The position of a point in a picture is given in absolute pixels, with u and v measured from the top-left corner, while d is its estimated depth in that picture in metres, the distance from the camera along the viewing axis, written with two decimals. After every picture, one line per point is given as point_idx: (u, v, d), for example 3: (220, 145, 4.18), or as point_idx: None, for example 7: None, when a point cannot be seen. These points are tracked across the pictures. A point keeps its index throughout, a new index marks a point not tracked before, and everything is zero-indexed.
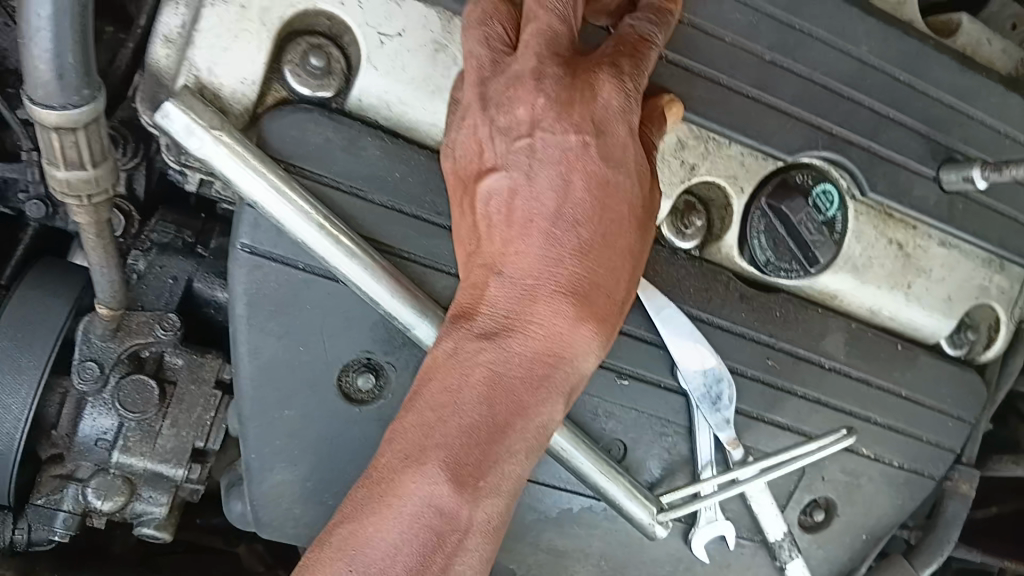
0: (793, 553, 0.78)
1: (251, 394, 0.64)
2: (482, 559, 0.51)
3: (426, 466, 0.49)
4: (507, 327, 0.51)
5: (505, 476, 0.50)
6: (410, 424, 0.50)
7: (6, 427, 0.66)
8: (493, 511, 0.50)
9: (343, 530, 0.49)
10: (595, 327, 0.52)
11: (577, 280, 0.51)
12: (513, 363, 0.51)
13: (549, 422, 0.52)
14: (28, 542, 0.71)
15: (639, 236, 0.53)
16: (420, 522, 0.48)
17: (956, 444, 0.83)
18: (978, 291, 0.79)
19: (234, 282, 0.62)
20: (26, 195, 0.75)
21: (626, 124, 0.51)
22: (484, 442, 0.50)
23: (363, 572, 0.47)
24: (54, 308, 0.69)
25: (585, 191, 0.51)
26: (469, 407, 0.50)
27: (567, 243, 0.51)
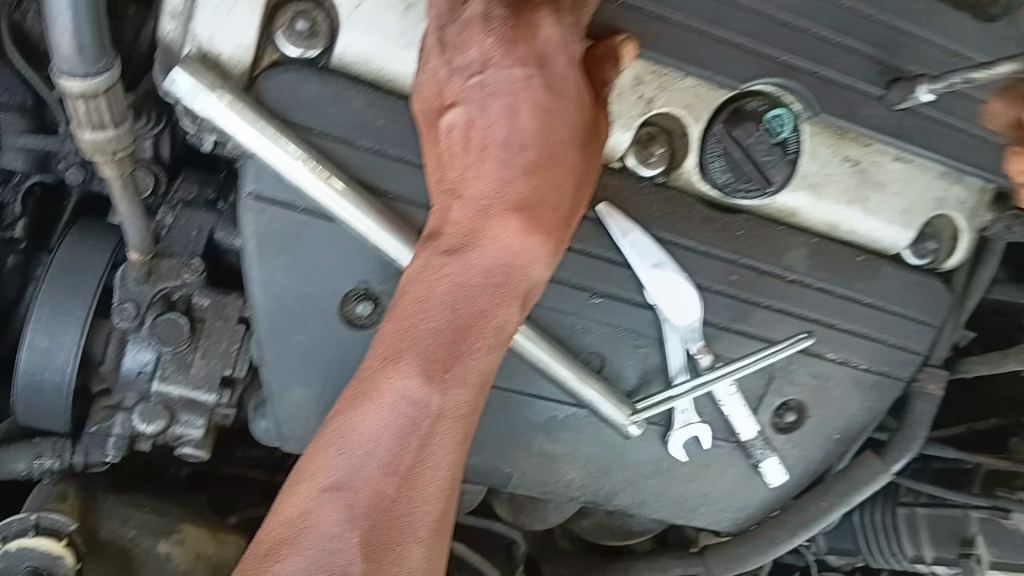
0: (766, 452, 0.87)
1: (269, 322, 0.73)
2: (456, 442, 0.59)
3: (400, 364, 0.58)
4: (467, 243, 0.59)
5: (470, 370, 0.59)
6: (388, 332, 0.60)
7: (61, 360, 0.76)
8: (462, 402, 0.59)
9: (336, 422, 0.59)
10: (543, 239, 0.60)
11: (524, 197, 0.59)
12: (471, 274, 0.59)
13: (508, 323, 0.61)
14: (86, 464, 0.81)
15: (582, 155, 0.61)
16: (397, 410, 0.57)
17: (922, 347, 0.89)
18: (935, 202, 0.85)
19: (246, 226, 0.71)
20: (65, 163, 0.88)
21: (566, 57, 0.60)
22: (449, 342, 0.58)
23: (351, 453, 0.57)
24: (94, 262, 0.79)
25: (530, 119, 0.59)
26: (435, 314, 0.59)
27: (514, 165, 0.59)
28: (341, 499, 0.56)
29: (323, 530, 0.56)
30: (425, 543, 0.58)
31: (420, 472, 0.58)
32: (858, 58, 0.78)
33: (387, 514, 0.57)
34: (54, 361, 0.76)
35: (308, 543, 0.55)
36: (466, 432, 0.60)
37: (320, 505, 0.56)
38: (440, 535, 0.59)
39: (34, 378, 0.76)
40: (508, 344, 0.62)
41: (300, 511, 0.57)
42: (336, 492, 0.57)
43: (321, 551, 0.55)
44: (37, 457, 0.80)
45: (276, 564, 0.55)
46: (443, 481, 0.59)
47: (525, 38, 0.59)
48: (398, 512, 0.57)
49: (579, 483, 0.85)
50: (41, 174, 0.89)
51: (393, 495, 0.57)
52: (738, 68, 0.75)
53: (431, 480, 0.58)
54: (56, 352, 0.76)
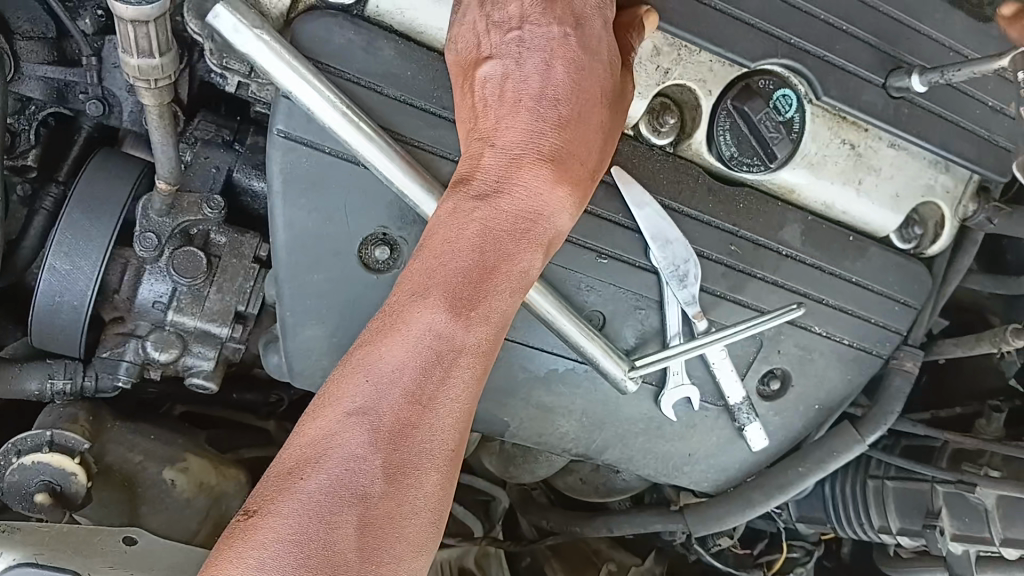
0: (751, 417, 0.91)
1: (286, 260, 0.75)
2: (474, 375, 0.63)
3: (429, 298, 0.61)
4: (498, 189, 0.63)
5: (495, 308, 0.63)
6: (417, 269, 0.63)
7: (81, 285, 0.78)
8: (483, 338, 0.62)
9: (362, 350, 0.61)
10: (569, 189, 0.64)
11: (555, 149, 0.63)
12: (499, 219, 0.63)
13: (532, 268, 0.64)
14: (95, 389, 0.82)
15: (609, 116, 0.66)
16: (422, 341, 0.60)
17: (902, 326, 0.94)
18: (924, 189, 0.89)
19: (272, 164, 0.73)
20: (85, 96, 0.88)
21: (601, 18, 0.65)
22: (476, 280, 0.62)
23: (376, 380, 0.60)
24: (117, 189, 0.80)
25: (564, 74, 0.63)
26: (464, 254, 0.62)
27: (547, 117, 0.63)
28: (366, 422, 0.59)
29: (347, 451, 0.58)
30: (441, 469, 0.61)
31: (441, 403, 0.61)
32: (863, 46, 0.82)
33: (408, 440, 0.59)
34: (73, 286, 0.78)
35: (331, 462, 0.58)
36: (483, 368, 0.63)
37: (345, 428, 0.59)
38: (452, 463, 0.62)
39: (53, 302, 0.78)
40: (530, 288, 0.65)
41: (324, 433, 0.59)
42: (360, 416, 0.59)
43: (344, 471, 0.58)
44: (49, 378, 0.80)
45: (301, 481, 0.58)
46: (460, 412, 0.62)
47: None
48: (418, 438, 0.60)
49: (571, 437, 0.89)
50: (58, 106, 0.88)
51: (415, 422, 0.60)
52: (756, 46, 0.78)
53: (452, 410, 0.61)
54: (76, 277, 0.78)
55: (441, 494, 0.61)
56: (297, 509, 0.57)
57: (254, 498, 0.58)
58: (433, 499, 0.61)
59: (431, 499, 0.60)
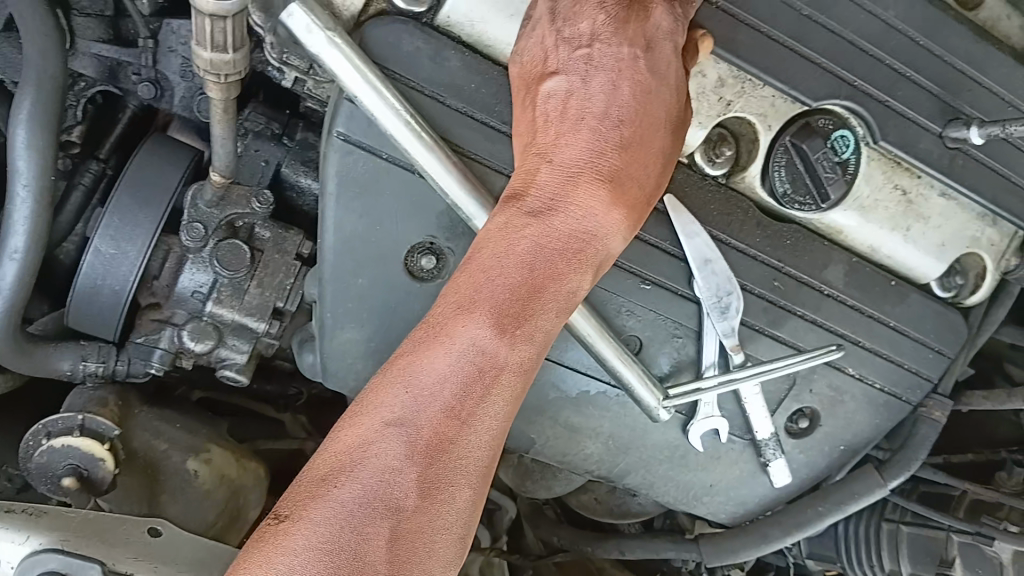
0: (776, 453, 0.91)
1: (333, 262, 0.75)
2: (513, 394, 0.61)
3: (475, 312, 0.59)
4: (553, 207, 0.62)
5: (540, 327, 0.61)
6: (463, 279, 0.61)
7: (123, 270, 0.78)
8: (526, 356, 0.61)
9: (401, 359, 0.60)
10: (623, 213, 0.64)
11: (613, 171, 0.63)
12: (551, 237, 0.62)
13: (579, 288, 0.63)
14: (127, 373, 0.81)
15: (667, 140, 0.65)
16: (465, 356, 0.59)
17: (934, 375, 0.93)
18: (969, 241, 0.89)
19: (328, 164, 0.73)
20: (137, 77, 0.86)
21: (671, 43, 0.65)
22: (524, 298, 0.60)
23: (416, 391, 0.59)
24: (168, 175, 0.79)
25: (630, 96, 0.63)
26: (513, 269, 0.60)
27: (610, 139, 0.63)
28: (403, 433, 0.57)
29: (382, 461, 0.57)
30: (472, 486, 0.60)
31: (479, 419, 0.59)
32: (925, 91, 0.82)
33: (443, 455, 0.58)
34: (116, 270, 0.78)
35: (366, 472, 0.56)
36: (522, 386, 0.62)
37: (383, 438, 0.57)
38: (483, 481, 0.61)
39: (94, 284, 0.78)
40: (574, 309, 0.64)
41: (360, 441, 0.57)
42: (398, 426, 0.58)
43: (377, 481, 0.56)
44: (82, 360, 0.80)
45: (334, 488, 0.56)
46: (497, 429, 0.61)
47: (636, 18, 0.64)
48: (454, 453, 0.58)
49: (596, 459, 0.89)
50: (108, 85, 0.87)
51: (452, 437, 0.58)
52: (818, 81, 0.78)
53: (489, 427, 0.60)
54: (120, 262, 0.77)
55: (470, 511, 0.60)
56: (328, 515, 0.55)
57: (285, 502, 0.57)
58: (463, 516, 0.59)
59: (460, 516, 0.59)
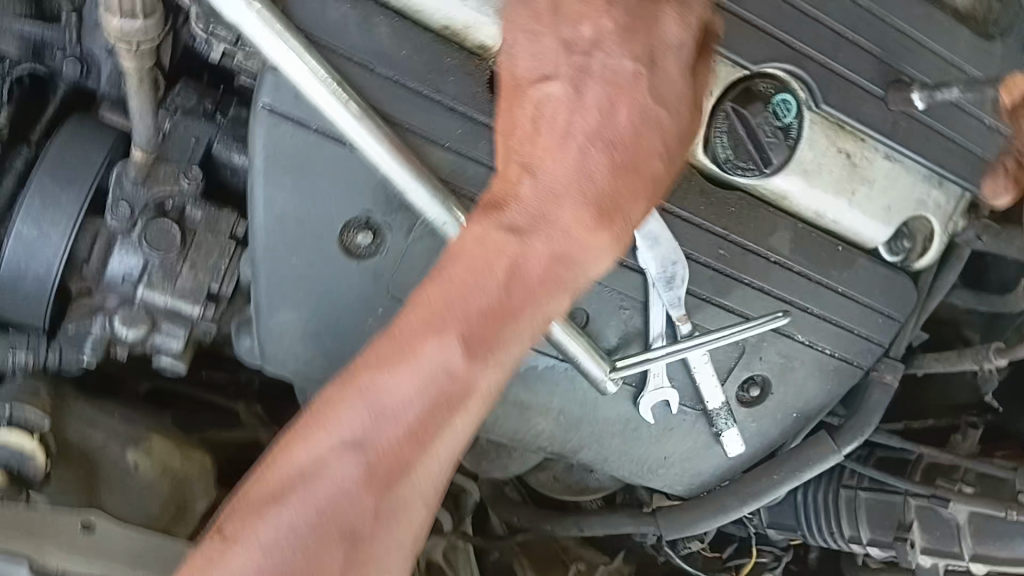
0: (728, 422, 0.90)
1: (264, 240, 0.73)
2: (476, 419, 0.61)
3: (445, 334, 0.58)
4: (534, 221, 0.60)
5: (508, 352, 0.60)
6: (433, 297, 0.59)
7: (47, 254, 0.76)
8: (490, 383, 0.60)
9: (367, 377, 0.58)
10: (608, 237, 0.61)
11: (601, 190, 0.61)
12: (531, 256, 0.60)
13: (552, 309, 0.62)
14: (59, 364, 0.79)
15: (663, 155, 0.63)
16: (433, 381, 0.58)
17: (885, 339, 0.93)
18: (916, 203, 0.88)
19: (255, 138, 0.71)
20: (63, 54, 0.84)
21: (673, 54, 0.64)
22: (495, 320, 0.59)
23: (381, 414, 0.58)
24: (89, 155, 0.77)
25: (627, 119, 0.62)
26: (489, 290, 0.59)
27: (608, 158, 0.61)
28: (359, 458, 0.57)
29: (336, 485, 0.57)
30: (421, 509, 0.60)
31: (438, 445, 0.59)
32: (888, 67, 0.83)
33: (396, 481, 0.58)
34: (40, 254, 0.75)
35: (318, 494, 0.57)
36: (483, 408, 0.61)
37: (338, 460, 0.57)
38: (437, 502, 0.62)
39: (18, 269, 0.76)
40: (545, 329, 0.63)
41: (314, 462, 0.57)
42: (355, 450, 0.57)
43: (330, 503, 0.57)
44: (11, 349, 0.79)
45: (282, 505, 0.57)
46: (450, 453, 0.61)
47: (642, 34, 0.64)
48: (408, 479, 0.59)
49: (547, 435, 0.88)
50: (33, 62, 0.85)
51: (410, 464, 0.58)
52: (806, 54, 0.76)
53: (444, 453, 0.60)
54: (43, 245, 0.76)
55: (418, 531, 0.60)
56: (275, 532, 0.56)
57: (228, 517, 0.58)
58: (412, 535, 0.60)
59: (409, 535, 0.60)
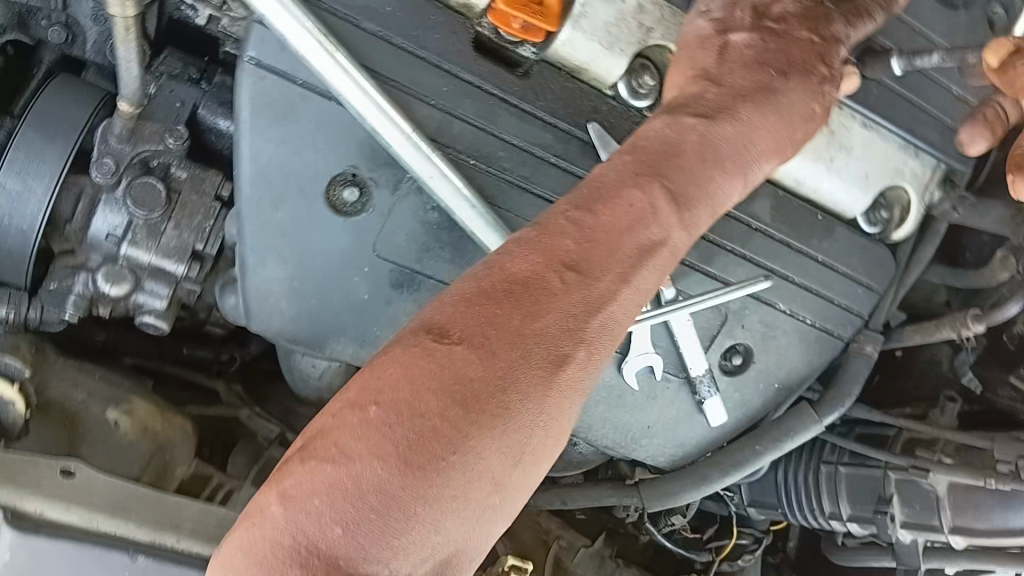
0: (710, 390, 0.91)
1: (250, 193, 0.73)
2: (572, 381, 0.55)
3: (557, 263, 0.55)
4: (648, 164, 0.61)
5: (605, 304, 0.57)
6: (591, 200, 0.58)
7: (30, 209, 0.75)
8: (596, 300, 0.56)
9: (478, 304, 0.53)
10: (698, 207, 0.62)
11: (698, 144, 0.63)
12: (689, 177, 0.62)
13: (646, 272, 0.59)
14: (40, 321, 0.79)
15: (760, 120, 0.66)
16: (542, 318, 0.54)
17: (864, 310, 0.95)
18: (893, 172, 0.90)
19: (241, 91, 0.71)
20: (48, 22, 0.85)
21: (749, 52, 0.69)
22: (602, 258, 0.57)
23: (490, 343, 0.52)
24: (75, 111, 0.77)
25: (799, 105, 0.69)
26: (601, 226, 0.57)
27: (704, 103, 0.66)
28: (457, 385, 0.50)
29: (427, 407, 0.50)
30: (535, 454, 0.53)
31: (531, 397, 0.52)
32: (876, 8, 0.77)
33: (517, 401, 0.52)
34: (23, 209, 0.75)
35: (433, 380, 0.50)
36: (603, 345, 0.57)
37: (439, 380, 0.50)
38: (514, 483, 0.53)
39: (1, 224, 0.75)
40: (637, 293, 0.59)
41: (411, 379, 0.50)
42: (458, 377, 0.50)
43: (415, 428, 0.49)
44: None
45: (370, 418, 0.49)
46: (573, 393, 0.55)
47: (690, 49, 0.72)
48: (503, 425, 0.51)
49: None
50: (19, 33, 0.84)
51: (520, 382, 0.52)
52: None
53: (556, 389, 0.54)
54: (26, 201, 0.75)
55: (539, 473, 0.55)
56: (360, 447, 0.49)
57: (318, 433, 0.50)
58: (532, 477, 0.54)
59: (518, 477, 0.53)
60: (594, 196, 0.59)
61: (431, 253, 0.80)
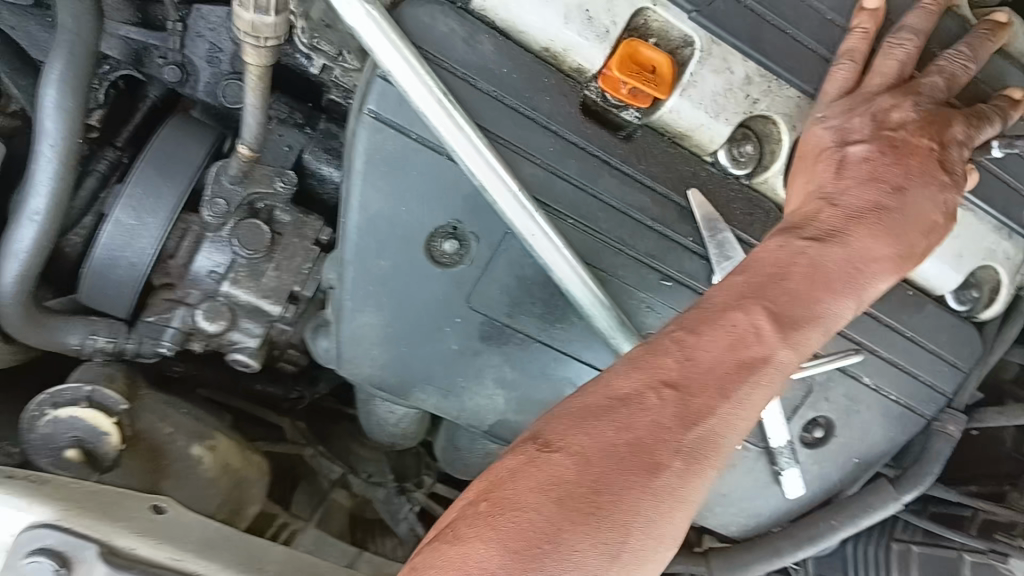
0: (791, 461, 0.89)
1: (356, 241, 0.75)
2: (670, 489, 0.60)
3: (658, 381, 0.62)
4: (761, 284, 0.66)
5: (699, 420, 0.61)
6: (695, 323, 0.64)
7: (141, 243, 0.77)
8: (693, 414, 0.61)
9: (581, 415, 0.60)
10: (814, 327, 0.66)
11: (817, 266, 0.67)
12: (795, 301, 0.66)
13: (747, 389, 0.63)
14: (137, 352, 0.81)
15: (875, 243, 0.69)
16: (637, 429, 0.60)
17: (947, 389, 0.93)
18: (986, 252, 0.89)
19: (358, 142, 0.73)
20: (163, 60, 0.86)
21: (867, 166, 0.71)
22: (703, 376, 0.62)
23: (589, 449, 0.58)
24: (192, 150, 0.79)
25: (920, 219, 0.71)
26: (705, 347, 0.63)
27: (821, 224, 0.70)
28: (559, 484, 0.57)
29: (531, 502, 0.56)
30: (634, 552, 0.58)
31: (628, 498, 0.58)
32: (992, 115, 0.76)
33: (611, 501, 0.57)
34: (134, 242, 0.77)
35: (536, 479, 0.57)
36: (702, 456, 0.61)
37: (543, 478, 0.57)
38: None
39: (111, 256, 0.77)
40: (736, 409, 0.63)
41: (519, 478, 0.57)
42: (559, 476, 0.57)
43: (519, 518, 0.55)
44: (91, 335, 0.79)
45: (481, 512, 0.56)
46: (673, 498, 0.60)
47: (808, 160, 0.75)
48: (601, 522, 0.56)
49: None
50: (132, 67, 0.86)
51: (615, 484, 0.58)
52: (882, 81, 0.74)
53: (652, 493, 0.59)
54: (140, 233, 0.77)
55: (645, 571, 0.59)
56: (472, 535, 0.55)
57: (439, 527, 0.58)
58: (636, 574, 0.58)
59: (618, 572, 0.57)
60: (704, 321, 0.65)
61: (522, 307, 0.80)
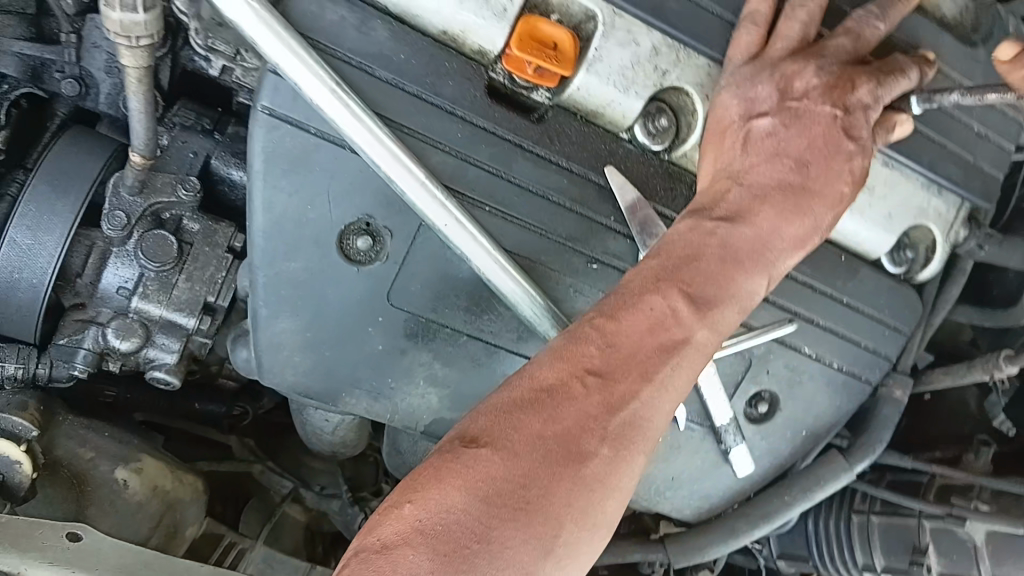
0: (737, 438, 0.87)
1: (263, 244, 0.72)
2: (598, 477, 0.58)
3: (580, 370, 0.59)
4: (674, 267, 0.65)
5: (624, 407, 0.60)
6: (614, 307, 0.62)
7: (41, 262, 0.74)
8: (616, 400, 0.59)
9: (505, 410, 0.57)
10: (726, 306, 0.65)
11: (727, 244, 0.66)
12: (709, 280, 0.65)
13: (667, 372, 0.62)
14: (48, 377, 0.77)
15: (780, 222, 0.67)
16: (562, 421, 0.57)
17: (891, 352, 0.92)
18: (917, 212, 0.88)
19: (255, 141, 0.70)
20: (61, 75, 0.84)
21: (773, 138, 0.70)
22: (624, 363, 0.60)
23: (514, 445, 0.56)
24: (88, 165, 0.77)
25: (830, 193, 0.70)
26: (623, 332, 0.61)
27: (727, 205, 0.69)
28: (484, 482, 0.54)
29: (457, 502, 0.54)
30: (565, 545, 0.56)
31: (555, 492, 0.56)
32: (909, 66, 0.74)
33: (539, 496, 0.55)
34: (33, 262, 0.74)
35: (462, 477, 0.54)
36: (629, 441, 0.60)
37: (468, 476, 0.54)
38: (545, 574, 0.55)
39: (9, 277, 0.74)
40: (659, 392, 0.62)
41: (444, 478, 0.55)
42: (485, 474, 0.55)
43: (446, 520, 0.53)
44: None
45: (407, 515, 0.54)
46: (601, 485, 0.58)
47: (715, 134, 0.74)
48: (528, 519, 0.55)
49: None
50: (32, 85, 0.83)
51: (543, 477, 0.56)
52: (786, 45, 0.72)
53: (579, 484, 0.57)
54: (37, 253, 0.74)
55: (578, 562, 0.57)
56: (396, 541, 0.53)
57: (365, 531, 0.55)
58: (569, 566, 0.56)
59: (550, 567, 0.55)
60: (620, 305, 0.62)
61: (446, 302, 0.78)
